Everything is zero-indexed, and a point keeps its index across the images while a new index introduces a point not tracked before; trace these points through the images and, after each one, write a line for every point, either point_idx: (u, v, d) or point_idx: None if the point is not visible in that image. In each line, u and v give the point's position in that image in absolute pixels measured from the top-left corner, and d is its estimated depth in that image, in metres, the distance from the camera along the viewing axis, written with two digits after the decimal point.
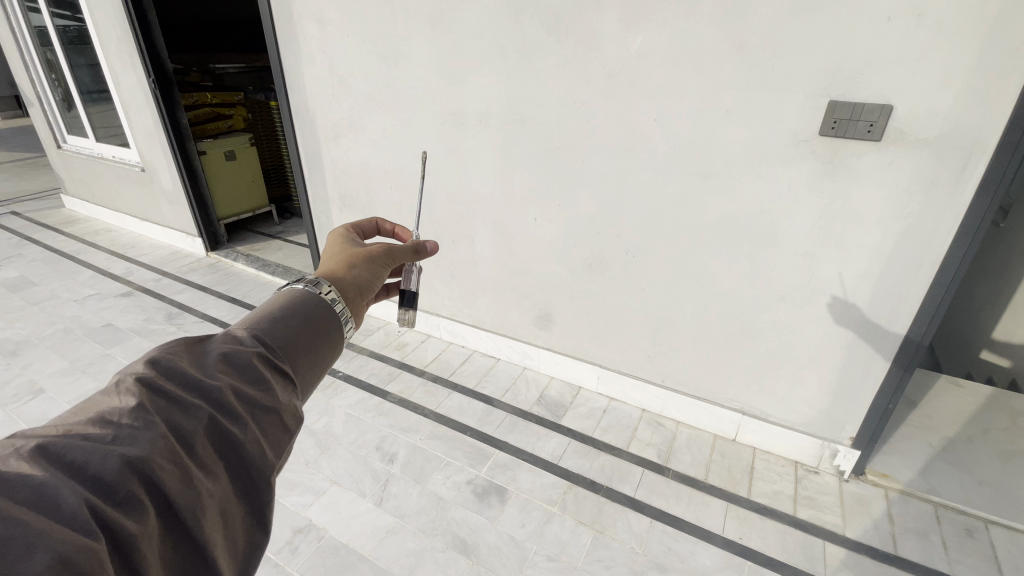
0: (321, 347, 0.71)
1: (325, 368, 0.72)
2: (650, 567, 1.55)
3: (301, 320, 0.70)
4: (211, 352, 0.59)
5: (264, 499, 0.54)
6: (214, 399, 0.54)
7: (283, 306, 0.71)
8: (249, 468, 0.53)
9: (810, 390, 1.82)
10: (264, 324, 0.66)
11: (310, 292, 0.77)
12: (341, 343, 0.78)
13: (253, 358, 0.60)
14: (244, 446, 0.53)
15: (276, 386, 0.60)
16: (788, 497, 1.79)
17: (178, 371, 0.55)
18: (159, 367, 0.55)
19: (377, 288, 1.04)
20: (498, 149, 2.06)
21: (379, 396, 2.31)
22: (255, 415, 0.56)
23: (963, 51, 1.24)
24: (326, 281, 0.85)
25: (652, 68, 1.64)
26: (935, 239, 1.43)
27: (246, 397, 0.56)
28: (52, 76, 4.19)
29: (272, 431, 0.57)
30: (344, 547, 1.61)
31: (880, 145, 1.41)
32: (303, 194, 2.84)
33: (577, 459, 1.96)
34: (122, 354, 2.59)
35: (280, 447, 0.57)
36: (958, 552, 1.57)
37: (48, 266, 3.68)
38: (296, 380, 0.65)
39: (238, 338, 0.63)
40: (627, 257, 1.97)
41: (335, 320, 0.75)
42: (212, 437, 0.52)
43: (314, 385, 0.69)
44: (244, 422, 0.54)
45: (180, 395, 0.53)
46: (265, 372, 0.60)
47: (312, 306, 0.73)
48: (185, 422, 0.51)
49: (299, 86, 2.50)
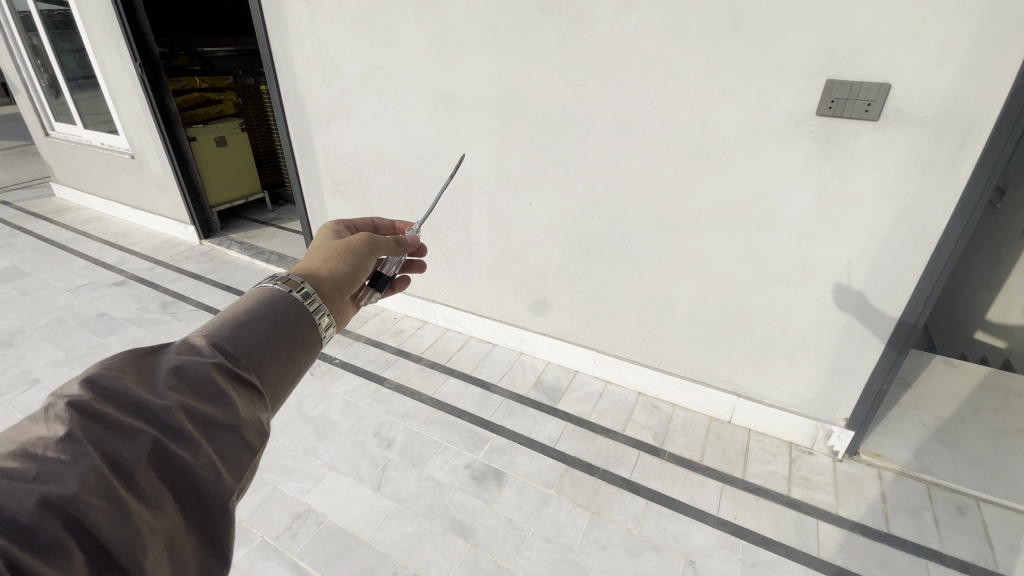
0: (292, 351, 0.69)
1: (299, 372, 0.71)
2: (646, 548, 1.57)
3: (269, 323, 0.68)
4: (163, 366, 0.57)
5: (219, 528, 0.52)
6: (160, 421, 0.52)
7: (248, 308, 0.69)
8: (200, 494, 0.52)
9: (805, 371, 1.83)
10: (226, 329, 0.64)
11: (281, 290, 0.75)
12: (318, 343, 0.76)
13: (209, 370, 0.58)
14: (194, 471, 0.51)
15: (236, 400, 0.59)
16: (782, 477, 1.81)
17: (119, 391, 0.52)
18: (96, 387, 0.52)
19: (358, 283, 1.02)
20: (492, 132, 2.03)
21: (376, 382, 2.32)
22: (209, 436, 0.54)
23: (964, 26, 1.21)
24: (302, 278, 0.83)
25: (648, 47, 1.60)
26: (931, 220, 1.43)
27: (200, 414, 0.54)
28: (37, 62, 4.09)
29: (230, 451, 0.55)
30: (343, 532, 1.62)
31: (878, 124, 1.39)
32: (296, 181, 2.81)
33: (573, 443, 1.97)
34: (117, 343, 2.58)
35: (239, 468, 0.56)
36: (949, 530, 1.60)
37: (41, 256, 3.65)
38: (263, 389, 0.64)
39: (196, 347, 0.61)
40: (624, 241, 1.95)
41: (308, 322, 0.74)
42: (156, 464, 0.50)
43: (286, 391, 0.69)
44: (194, 445, 0.52)
45: (120, 418, 0.50)
46: (225, 385, 0.59)
47: (282, 307, 0.71)
48: (125, 449, 0.49)
49: (288, 68, 2.45)
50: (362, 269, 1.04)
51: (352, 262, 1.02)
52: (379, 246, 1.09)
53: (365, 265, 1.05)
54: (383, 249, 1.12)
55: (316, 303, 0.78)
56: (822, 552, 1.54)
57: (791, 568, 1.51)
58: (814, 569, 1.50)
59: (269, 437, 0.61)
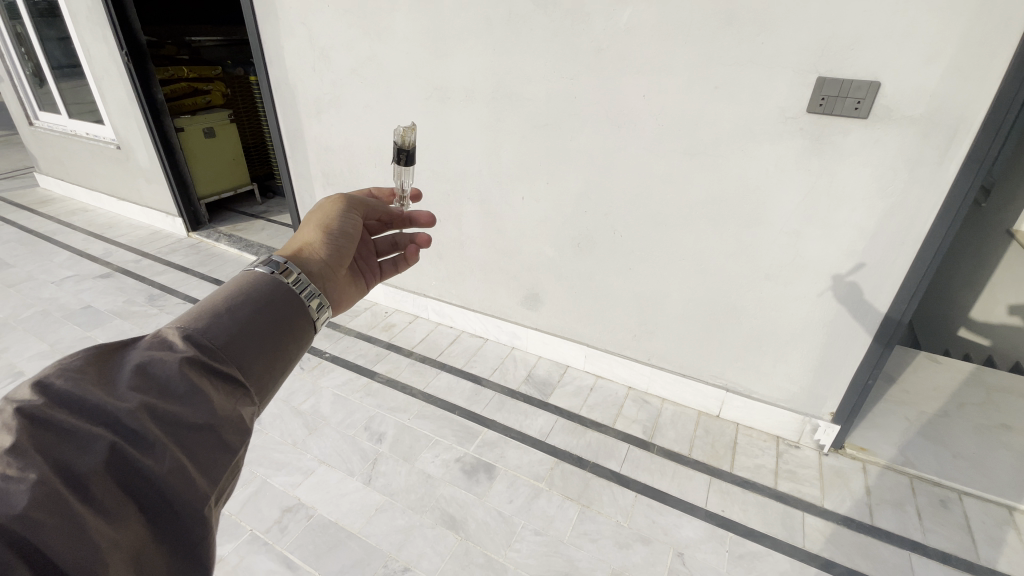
0: (278, 343, 0.67)
1: (287, 362, 0.70)
2: (635, 540, 1.58)
3: (250, 311, 0.66)
4: (128, 365, 0.55)
5: (188, 536, 0.50)
6: (121, 425, 0.50)
7: (229, 296, 0.67)
8: (169, 501, 0.50)
9: (792, 366, 1.85)
10: (202, 320, 0.62)
11: (266, 275, 0.74)
12: (308, 331, 0.75)
13: (179, 366, 0.56)
14: (160, 478, 0.50)
15: (213, 396, 0.57)
16: (769, 471, 1.84)
17: (76, 396, 0.51)
18: (50, 393, 0.51)
19: (348, 249, 1.01)
20: (485, 125, 2.02)
21: (367, 376, 2.31)
22: (178, 437, 0.53)
23: (952, 26, 1.23)
24: (296, 265, 0.82)
25: (641, 42, 1.60)
26: (918, 218, 1.45)
27: (168, 415, 0.53)
28: (20, 50, 3.99)
29: (203, 453, 0.54)
30: (333, 525, 1.62)
31: (867, 122, 1.40)
32: (286, 173, 2.78)
33: (564, 436, 1.98)
34: (103, 336, 2.54)
35: (214, 470, 0.54)
36: (932, 522, 1.63)
37: (24, 247, 3.57)
38: (247, 382, 0.62)
39: (169, 342, 0.59)
40: (615, 236, 1.96)
41: (295, 308, 0.72)
42: (115, 474, 0.48)
43: (274, 382, 0.67)
44: (160, 451, 0.50)
45: (75, 425, 0.49)
46: (199, 382, 0.57)
47: (265, 294, 0.69)
48: (80, 459, 0.47)
49: (278, 58, 2.41)
50: (349, 234, 1.02)
51: (336, 230, 1.00)
52: (353, 206, 1.08)
53: (350, 229, 1.03)
54: (359, 208, 1.11)
55: (303, 287, 0.77)
56: (808, 544, 1.57)
57: (777, 559, 1.53)
58: (800, 561, 1.53)
59: (251, 434, 0.59)
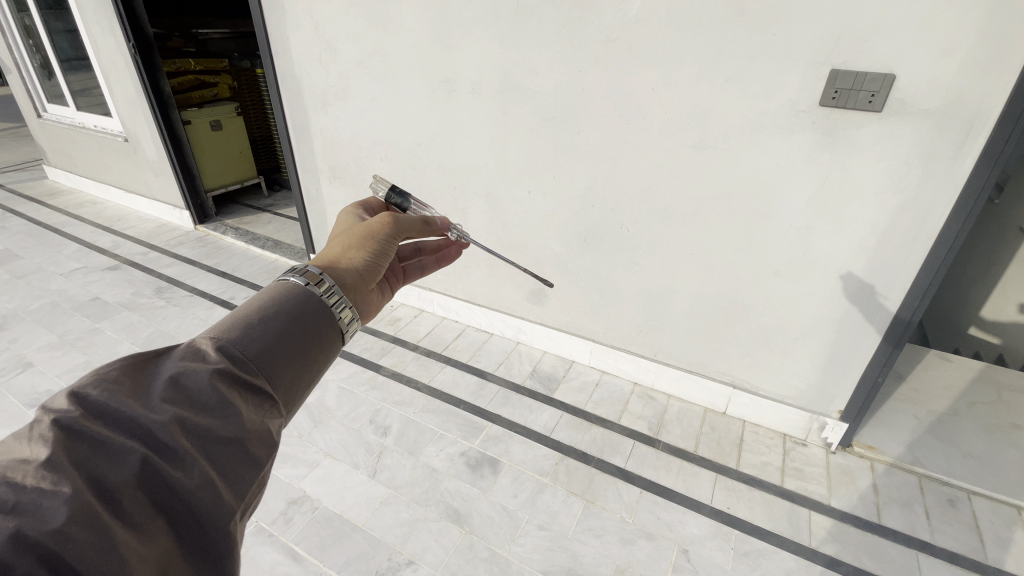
0: (307, 355, 0.67)
1: (316, 376, 0.69)
2: (640, 536, 1.58)
3: (281, 322, 0.65)
4: (163, 375, 0.55)
5: (209, 549, 0.50)
6: (154, 439, 0.49)
7: (262, 306, 0.66)
8: (197, 516, 0.49)
9: (799, 363, 1.84)
10: (234, 330, 0.62)
11: (300, 286, 0.73)
12: (337, 343, 0.74)
13: (210, 378, 0.56)
14: (190, 492, 0.49)
15: (242, 409, 0.56)
16: (776, 468, 1.83)
17: (111, 408, 0.50)
18: (86, 404, 0.50)
19: (382, 271, 0.99)
20: (491, 118, 2.01)
21: (372, 369, 2.32)
22: (208, 451, 0.52)
23: (970, 17, 1.19)
24: (324, 272, 0.80)
25: (651, 34, 1.58)
26: (931, 214, 1.42)
27: (199, 428, 0.52)
28: (28, 42, 4.00)
29: (231, 467, 0.53)
30: (339, 517, 1.62)
31: (881, 116, 1.37)
32: (292, 166, 2.77)
33: (569, 432, 1.98)
34: (110, 328, 2.56)
35: (242, 484, 0.54)
36: (940, 522, 1.61)
37: (34, 239, 3.60)
38: (275, 394, 0.62)
39: (203, 352, 0.59)
40: (622, 232, 1.95)
41: (325, 319, 0.71)
42: (146, 487, 0.48)
43: (302, 395, 0.67)
44: (190, 465, 0.50)
45: (109, 438, 0.48)
46: (229, 395, 0.56)
47: (297, 305, 0.69)
48: (112, 472, 0.46)
49: (283, 49, 2.40)
50: (386, 257, 1.01)
51: (374, 251, 0.98)
52: (403, 230, 1.05)
53: (390, 252, 1.01)
54: (410, 232, 1.08)
55: (336, 299, 0.75)
56: (813, 542, 1.56)
57: (782, 557, 1.52)
58: (805, 559, 1.51)
59: (278, 448, 0.59)
